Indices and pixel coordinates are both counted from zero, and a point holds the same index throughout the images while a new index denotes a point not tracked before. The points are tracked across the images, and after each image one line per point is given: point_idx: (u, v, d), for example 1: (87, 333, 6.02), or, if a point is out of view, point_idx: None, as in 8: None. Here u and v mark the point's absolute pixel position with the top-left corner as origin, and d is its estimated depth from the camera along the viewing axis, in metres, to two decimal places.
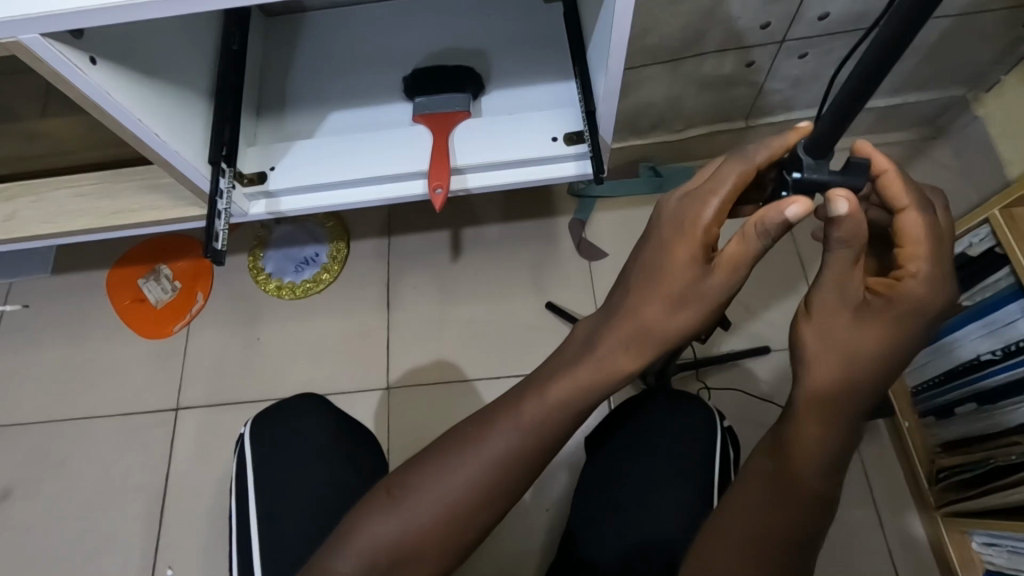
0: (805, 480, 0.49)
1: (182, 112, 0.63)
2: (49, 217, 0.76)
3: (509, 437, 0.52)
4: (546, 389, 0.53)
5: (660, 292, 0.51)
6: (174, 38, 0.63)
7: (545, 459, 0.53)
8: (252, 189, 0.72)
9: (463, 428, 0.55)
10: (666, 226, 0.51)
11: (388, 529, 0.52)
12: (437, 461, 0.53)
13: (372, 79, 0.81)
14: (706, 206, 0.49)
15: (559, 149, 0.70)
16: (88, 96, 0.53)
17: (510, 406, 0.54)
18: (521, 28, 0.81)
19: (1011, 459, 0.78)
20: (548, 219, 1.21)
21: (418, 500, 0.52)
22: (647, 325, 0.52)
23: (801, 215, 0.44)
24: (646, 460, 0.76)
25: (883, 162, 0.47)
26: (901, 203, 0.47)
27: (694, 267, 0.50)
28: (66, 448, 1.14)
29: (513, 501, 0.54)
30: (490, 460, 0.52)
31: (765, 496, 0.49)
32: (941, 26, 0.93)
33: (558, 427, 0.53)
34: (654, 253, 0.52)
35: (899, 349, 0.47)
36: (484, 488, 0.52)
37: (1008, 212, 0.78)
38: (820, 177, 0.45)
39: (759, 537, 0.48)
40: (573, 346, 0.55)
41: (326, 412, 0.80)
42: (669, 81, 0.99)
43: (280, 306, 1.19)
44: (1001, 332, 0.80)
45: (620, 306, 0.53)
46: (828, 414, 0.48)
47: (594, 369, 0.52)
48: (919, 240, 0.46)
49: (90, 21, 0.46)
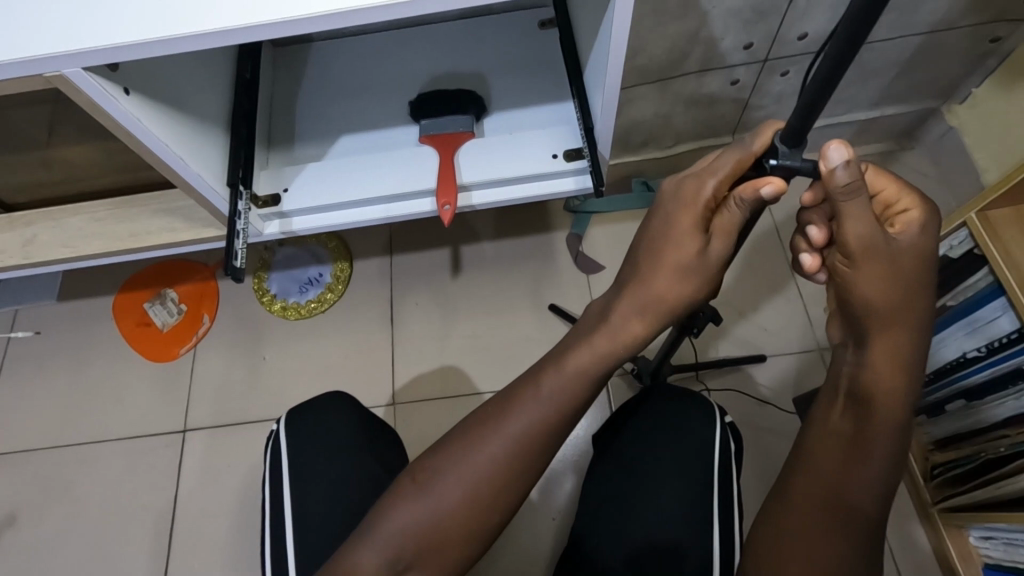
0: (878, 434, 0.51)
1: (201, 138, 0.66)
2: (67, 242, 0.78)
3: (530, 412, 0.54)
4: (565, 361, 0.55)
5: (669, 265, 0.54)
6: (195, 68, 0.66)
7: (564, 433, 0.56)
8: (267, 210, 0.75)
9: (487, 406, 0.57)
10: (669, 202, 0.55)
11: (418, 514, 0.54)
12: (462, 444, 0.55)
13: (377, 105, 0.84)
14: (704, 186, 0.53)
15: (559, 165, 0.73)
16: (120, 123, 0.56)
17: (528, 385, 0.56)
18: (517, 51, 0.85)
19: (1003, 451, 0.81)
20: (546, 234, 1.25)
21: (444, 482, 0.54)
22: (659, 295, 0.55)
23: (776, 194, 0.48)
24: (653, 453, 0.78)
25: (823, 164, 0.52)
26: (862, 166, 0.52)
27: (697, 238, 0.54)
28: (72, 472, 1.14)
29: (536, 479, 0.56)
30: (513, 436, 0.54)
31: (842, 470, 0.52)
32: (911, 43, 0.99)
33: (575, 405, 0.55)
34: (661, 228, 0.55)
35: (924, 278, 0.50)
36: (510, 464, 0.54)
37: (983, 215, 0.80)
38: (793, 163, 0.46)
39: (834, 505, 0.52)
40: (590, 319, 0.58)
41: (350, 405, 0.85)
42: (658, 100, 1.04)
43: (286, 327, 1.21)
44: (985, 329, 0.83)
45: (631, 279, 0.57)
46: (888, 386, 0.51)
47: (610, 339, 0.55)
48: (891, 181, 0.51)
49: (129, 54, 0.49)
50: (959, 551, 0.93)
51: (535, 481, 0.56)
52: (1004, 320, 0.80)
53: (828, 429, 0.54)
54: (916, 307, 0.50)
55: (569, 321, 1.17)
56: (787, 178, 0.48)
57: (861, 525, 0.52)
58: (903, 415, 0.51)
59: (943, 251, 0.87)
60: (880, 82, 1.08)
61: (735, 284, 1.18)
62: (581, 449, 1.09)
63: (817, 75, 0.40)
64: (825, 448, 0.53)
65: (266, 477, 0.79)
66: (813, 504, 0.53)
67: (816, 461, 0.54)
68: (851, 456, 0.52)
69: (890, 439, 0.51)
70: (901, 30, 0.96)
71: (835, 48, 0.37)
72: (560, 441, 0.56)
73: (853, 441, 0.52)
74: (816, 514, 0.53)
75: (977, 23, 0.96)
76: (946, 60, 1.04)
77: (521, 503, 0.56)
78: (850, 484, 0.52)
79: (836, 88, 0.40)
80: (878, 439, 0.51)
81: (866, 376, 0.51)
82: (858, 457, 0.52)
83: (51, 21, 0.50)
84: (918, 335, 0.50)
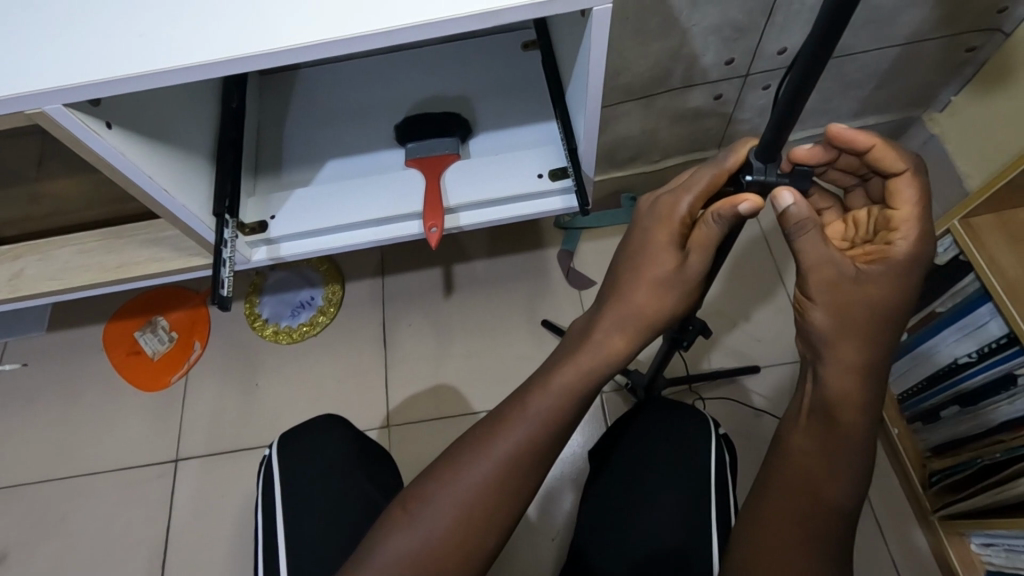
0: (842, 451, 0.51)
1: (187, 170, 0.66)
2: (54, 275, 0.78)
3: (518, 433, 0.54)
4: (551, 380, 0.55)
5: (646, 280, 0.55)
6: (178, 99, 0.67)
7: (553, 452, 0.55)
8: (254, 237, 0.75)
9: (476, 428, 0.57)
10: (646, 219, 0.56)
11: (410, 541, 0.53)
12: (452, 468, 0.55)
13: (364, 131, 0.85)
14: (679, 202, 0.54)
15: (545, 185, 0.74)
16: (102, 158, 0.56)
17: (516, 405, 0.55)
18: (502, 73, 0.86)
19: (997, 457, 0.81)
20: (537, 251, 1.25)
21: (433, 507, 0.54)
22: (638, 309, 0.55)
23: (753, 210, 0.48)
24: (650, 469, 0.78)
25: (866, 139, 0.49)
26: (898, 169, 0.50)
27: (673, 252, 0.54)
28: (63, 507, 1.12)
29: (528, 500, 0.55)
30: (502, 459, 0.54)
31: (812, 491, 0.51)
32: (890, 54, 1.00)
33: (565, 419, 0.54)
34: (639, 244, 0.56)
35: (895, 297, 0.50)
36: (501, 486, 0.53)
37: (966, 222, 0.82)
38: (767, 179, 0.47)
39: (807, 506, 0.51)
40: (571, 338, 0.58)
41: (342, 430, 0.84)
42: (644, 116, 1.06)
43: (278, 352, 1.21)
44: (975, 334, 0.83)
45: (611, 295, 0.57)
46: (854, 390, 0.50)
47: (593, 356, 0.55)
48: (913, 204, 0.50)
49: (109, 90, 0.50)
50: (960, 557, 0.92)
51: (527, 502, 0.55)
52: (993, 325, 0.81)
53: (794, 439, 0.53)
54: (877, 324, 0.50)
55: (560, 337, 1.16)
56: (762, 193, 0.49)
57: (836, 525, 0.51)
58: (862, 422, 0.50)
59: None
60: (861, 92, 1.09)
61: (728, 296, 1.18)
62: (578, 462, 1.08)
63: (788, 86, 0.40)
64: (796, 457, 0.52)
65: (259, 501, 0.78)
66: (784, 530, 0.51)
67: (787, 465, 0.53)
68: (824, 462, 0.51)
69: (858, 439, 0.50)
70: (878, 43, 0.98)
71: (804, 60, 0.38)
72: (550, 461, 0.55)
73: (824, 448, 0.51)
74: (799, 520, 0.51)
75: (952, 34, 0.98)
76: (925, 70, 1.06)
77: (514, 526, 0.55)
78: (828, 488, 0.51)
79: (804, 104, 0.40)
80: (847, 441, 0.51)
81: (832, 386, 0.50)
82: (824, 477, 0.51)
83: (32, 59, 0.50)
84: (882, 335, 0.50)
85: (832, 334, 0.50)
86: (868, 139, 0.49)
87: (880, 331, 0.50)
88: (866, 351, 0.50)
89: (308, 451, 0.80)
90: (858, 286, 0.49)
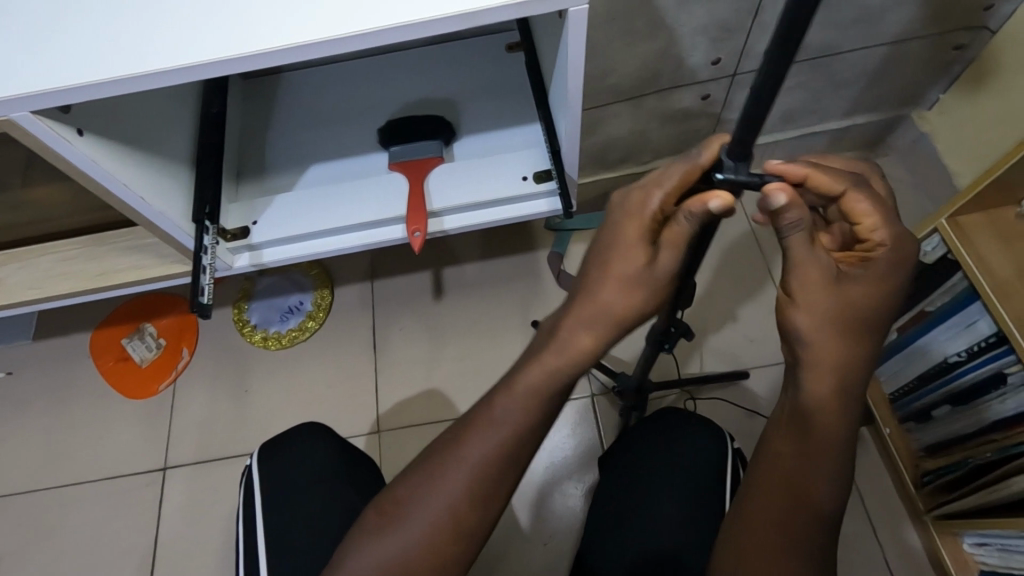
0: (823, 452, 0.50)
1: (166, 177, 0.66)
2: (34, 283, 0.77)
3: (489, 438, 0.53)
4: (517, 383, 0.54)
5: (613, 276, 0.53)
6: (155, 105, 0.66)
7: (527, 455, 0.55)
8: (236, 244, 0.74)
9: (446, 433, 0.56)
10: (617, 214, 0.55)
11: (385, 551, 0.52)
12: (424, 477, 0.54)
13: (349, 134, 0.84)
14: (651, 198, 0.52)
15: (530, 187, 0.74)
16: (75, 165, 0.55)
17: (484, 408, 0.55)
18: (486, 75, 0.85)
19: (990, 457, 0.80)
20: (528, 253, 1.24)
21: (407, 517, 0.53)
22: (607, 306, 0.54)
23: (724, 208, 0.47)
24: (655, 479, 0.76)
25: (800, 171, 0.47)
26: (839, 191, 0.48)
27: (644, 249, 0.53)
28: (50, 516, 1.11)
29: (503, 505, 0.54)
30: (473, 465, 0.53)
31: (797, 494, 0.51)
32: (878, 52, 1.00)
33: (536, 419, 0.54)
34: (610, 240, 0.54)
35: (878, 298, 0.49)
36: (474, 493, 0.53)
37: (953, 220, 0.82)
38: (740, 178, 0.45)
39: (789, 505, 0.51)
40: (539, 337, 0.57)
41: (329, 437, 0.83)
42: (632, 117, 1.05)
43: (266, 358, 1.20)
44: (965, 333, 0.83)
45: (579, 292, 0.56)
46: (837, 393, 0.49)
47: (559, 354, 0.54)
48: (871, 215, 0.48)
49: (78, 96, 0.49)
50: (954, 556, 0.91)
51: (502, 508, 0.55)
52: (982, 324, 0.80)
53: (777, 440, 0.53)
54: (861, 327, 0.49)
55: None
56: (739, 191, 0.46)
57: (819, 526, 0.51)
58: (844, 424, 0.50)
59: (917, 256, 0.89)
60: (850, 91, 1.09)
61: (718, 297, 1.17)
62: (570, 466, 1.08)
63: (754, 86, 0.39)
64: (779, 458, 0.52)
65: (243, 509, 0.77)
66: (768, 531, 0.51)
67: (770, 467, 0.52)
68: (805, 461, 0.51)
69: (840, 441, 0.50)
70: (865, 42, 0.97)
71: (769, 58, 0.37)
72: (524, 464, 0.55)
73: (806, 450, 0.51)
74: (781, 519, 0.51)
75: (940, 33, 0.97)
76: (914, 68, 1.05)
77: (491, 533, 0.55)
78: (811, 489, 0.51)
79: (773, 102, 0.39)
80: (829, 443, 0.50)
81: (814, 388, 0.50)
82: (806, 479, 0.51)
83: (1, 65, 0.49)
84: (866, 338, 0.49)
85: (815, 337, 0.49)
86: (802, 169, 0.47)
87: (864, 333, 0.49)
88: (848, 354, 0.49)
89: (295, 459, 0.80)
90: (839, 290, 0.49)
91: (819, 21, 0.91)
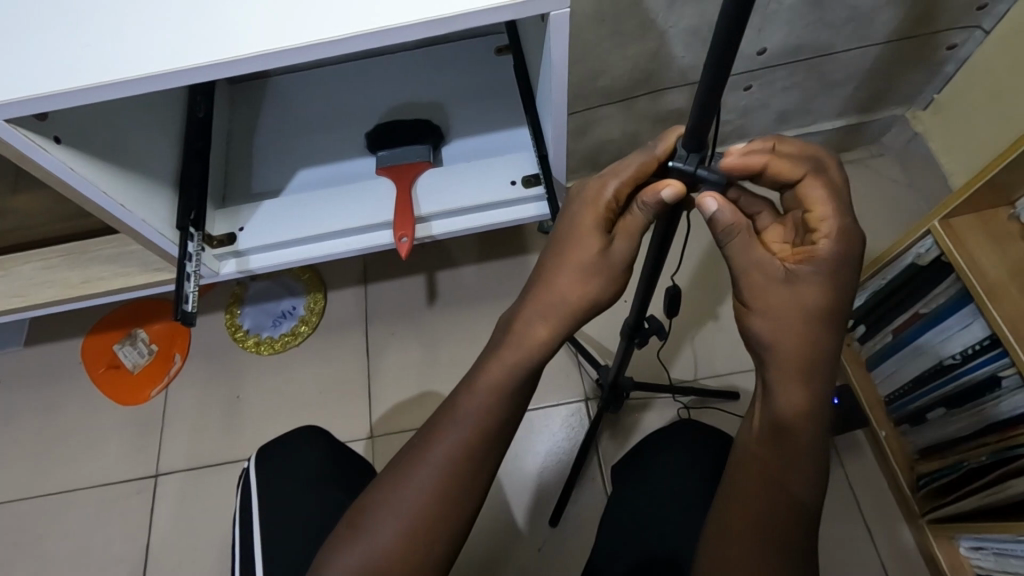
0: (795, 454, 0.49)
1: (147, 184, 0.65)
2: (17, 291, 0.77)
3: (454, 439, 0.53)
4: (476, 380, 0.54)
5: (571, 263, 0.54)
6: (137, 111, 0.65)
7: (494, 456, 0.54)
8: (221, 250, 0.74)
9: (414, 437, 0.55)
10: (573, 204, 0.55)
11: (355, 560, 0.51)
12: (391, 480, 0.53)
13: (337, 139, 0.83)
14: (606, 187, 0.53)
15: (518, 192, 0.73)
16: (52, 174, 0.55)
17: (448, 408, 0.54)
18: (474, 78, 0.85)
19: (984, 460, 0.80)
20: (521, 256, 1.24)
21: (376, 523, 0.52)
22: (562, 295, 0.54)
23: (677, 197, 0.48)
24: (659, 488, 0.78)
25: (759, 158, 0.50)
26: (797, 178, 0.51)
27: (598, 237, 0.53)
28: (40, 525, 1.10)
29: (474, 509, 0.54)
30: (439, 466, 0.52)
31: (773, 498, 0.49)
32: (870, 53, 1.00)
33: (499, 416, 0.53)
34: (566, 230, 0.55)
35: (837, 294, 0.49)
36: (442, 496, 0.52)
37: (946, 222, 0.81)
38: (687, 167, 0.47)
39: (766, 505, 0.49)
40: (498, 331, 0.57)
41: (322, 443, 0.82)
42: (624, 119, 1.05)
43: (259, 363, 1.19)
44: (959, 334, 0.82)
45: (537, 281, 0.56)
46: (806, 394, 0.49)
47: (517, 347, 0.54)
48: (823, 203, 0.50)
49: (56, 104, 0.48)
50: (949, 560, 0.90)
51: (473, 512, 0.54)
52: (976, 327, 0.80)
53: (749, 445, 0.51)
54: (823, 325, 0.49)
55: None
56: (692, 182, 0.48)
57: (796, 524, 0.49)
58: (814, 426, 0.49)
59: (911, 258, 0.88)
60: (843, 92, 1.08)
61: (711, 298, 1.16)
62: (563, 469, 1.07)
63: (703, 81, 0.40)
64: (753, 463, 0.50)
65: (238, 516, 0.77)
66: (747, 536, 0.49)
67: (744, 473, 0.51)
68: (777, 459, 0.50)
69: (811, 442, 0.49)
70: (857, 42, 0.97)
71: (715, 57, 0.38)
72: (493, 466, 0.54)
73: (777, 452, 0.50)
74: (760, 522, 0.49)
75: (932, 33, 0.97)
76: (907, 68, 1.05)
77: (464, 538, 0.54)
78: (785, 493, 0.49)
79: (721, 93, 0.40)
80: (799, 445, 0.49)
81: (781, 389, 0.49)
82: (779, 482, 0.49)
83: None
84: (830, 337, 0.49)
85: (781, 337, 0.49)
86: (760, 157, 0.50)
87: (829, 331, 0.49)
88: (815, 355, 0.49)
89: (288, 465, 0.79)
90: (793, 288, 0.49)
91: (810, 22, 0.91)
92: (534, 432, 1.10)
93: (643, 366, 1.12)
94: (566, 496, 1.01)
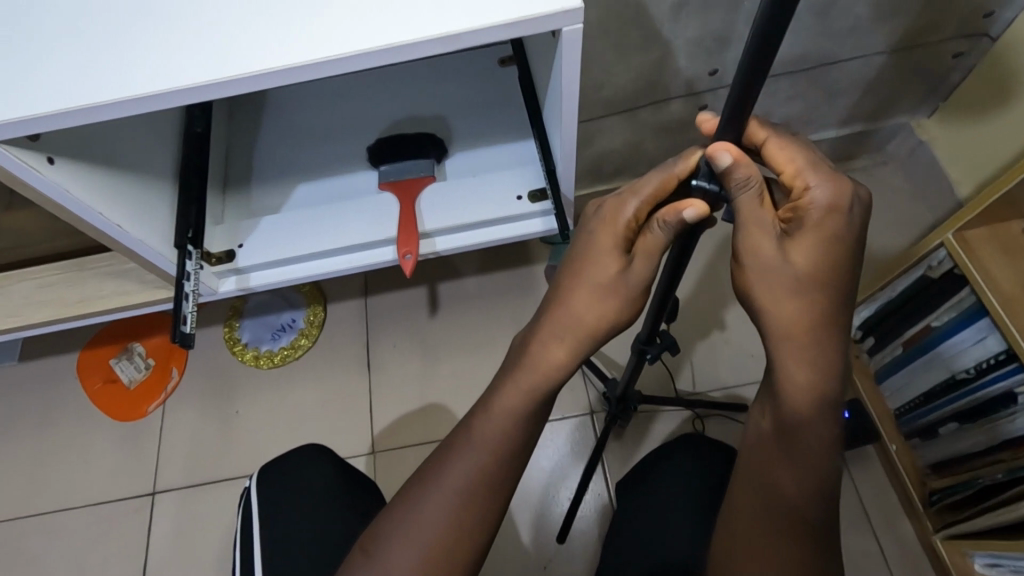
0: (805, 442, 0.46)
1: (144, 203, 0.64)
2: (13, 311, 0.75)
3: (469, 465, 0.51)
4: (493, 402, 0.52)
5: (588, 283, 0.52)
6: (134, 130, 0.64)
7: (509, 484, 0.52)
8: (221, 268, 0.73)
9: (427, 461, 0.54)
10: (591, 224, 0.54)
11: None
12: (403, 507, 0.51)
13: (339, 152, 0.82)
14: (625, 206, 0.51)
15: (525, 207, 0.72)
16: (46, 195, 0.53)
17: (461, 433, 0.53)
18: (477, 91, 0.83)
19: (999, 477, 0.78)
20: (524, 266, 1.22)
21: (388, 554, 0.50)
22: (579, 316, 0.52)
23: (699, 217, 0.46)
24: (666, 505, 0.76)
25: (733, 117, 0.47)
26: (762, 139, 0.47)
27: (617, 257, 0.52)
28: (34, 544, 1.08)
29: (492, 537, 0.52)
30: (454, 492, 0.50)
31: (777, 490, 0.47)
32: (876, 62, 0.98)
33: (515, 440, 0.52)
34: (583, 248, 0.53)
35: (837, 256, 0.45)
36: (457, 524, 0.50)
37: (960, 235, 0.79)
38: (710, 186, 0.45)
39: (773, 514, 0.47)
40: (513, 354, 0.55)
41: (326, 457, 0.80)
42: (627, 129, 1.03)
43: (258, 377, 1.17)
44: (974, 349, 0.81)
45: (552, 300, 0.54)
46: (813, 376, 0.45)
47: (530, 369, 0.52)
48: (795, 162, 0.46)
49: (47, 125, 0.47)
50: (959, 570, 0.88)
51: (490, 538, 0.52)
52: (991, 341, 0.79)
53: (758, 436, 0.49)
54: (824, 294, 0.45)
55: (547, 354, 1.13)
56: (715, 200, 0.47)
57: (804, 523, 0.46)
58: (824, 408, 0.46)
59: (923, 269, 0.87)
60: (848, 101, 1.07)
61: (716, 308, 1.15)
62: (568, 482, 1.05)
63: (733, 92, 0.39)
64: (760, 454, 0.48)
65: (238, 537, 0.74)
66: (758, 532, 0.47)
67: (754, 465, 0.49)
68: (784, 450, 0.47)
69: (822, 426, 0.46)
70: (863, 52, 0.95)
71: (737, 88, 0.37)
72: (509, 492, 0.52)
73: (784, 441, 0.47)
74: (762, 520, 0.47)
75: (938, 43, 0.96)
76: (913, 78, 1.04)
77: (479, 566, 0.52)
78: (788, 483, 0.47)
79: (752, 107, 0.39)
80: (806, 428, 0.46)
81: (788, 375, 0.46)
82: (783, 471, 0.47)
83: None
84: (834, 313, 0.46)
85: (782, 324, 0.46)
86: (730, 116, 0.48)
87: (831, 306, 0.45)
88: (816, 333, 0.45)
89: (292, 478, 0.78)
90: (786, 254, 0.46)
91: (815, 32, 0.89)
92: (539, 445, 1.08)
93: (649, 377, 1.11)
94: (571, 513, 0.98)
